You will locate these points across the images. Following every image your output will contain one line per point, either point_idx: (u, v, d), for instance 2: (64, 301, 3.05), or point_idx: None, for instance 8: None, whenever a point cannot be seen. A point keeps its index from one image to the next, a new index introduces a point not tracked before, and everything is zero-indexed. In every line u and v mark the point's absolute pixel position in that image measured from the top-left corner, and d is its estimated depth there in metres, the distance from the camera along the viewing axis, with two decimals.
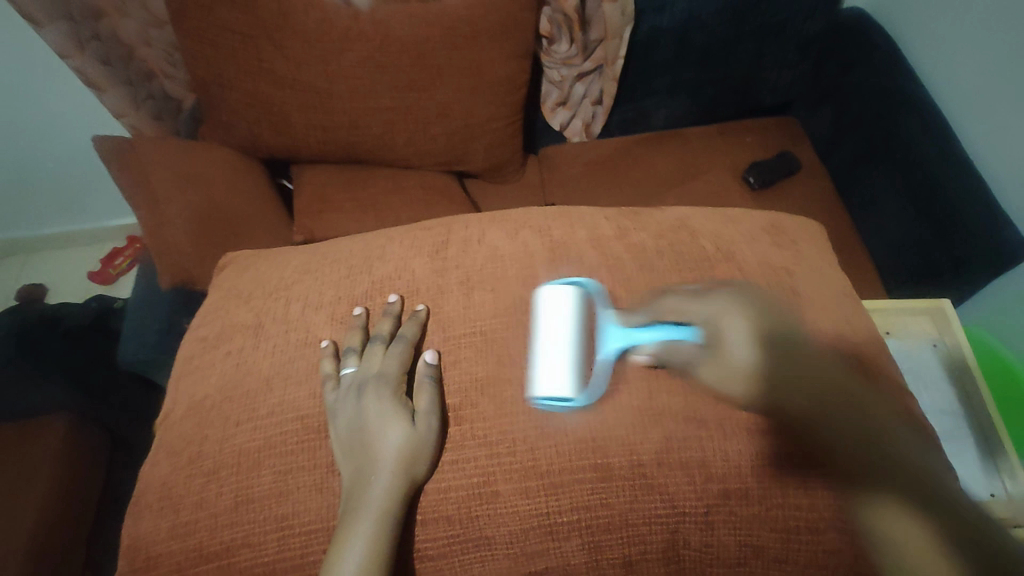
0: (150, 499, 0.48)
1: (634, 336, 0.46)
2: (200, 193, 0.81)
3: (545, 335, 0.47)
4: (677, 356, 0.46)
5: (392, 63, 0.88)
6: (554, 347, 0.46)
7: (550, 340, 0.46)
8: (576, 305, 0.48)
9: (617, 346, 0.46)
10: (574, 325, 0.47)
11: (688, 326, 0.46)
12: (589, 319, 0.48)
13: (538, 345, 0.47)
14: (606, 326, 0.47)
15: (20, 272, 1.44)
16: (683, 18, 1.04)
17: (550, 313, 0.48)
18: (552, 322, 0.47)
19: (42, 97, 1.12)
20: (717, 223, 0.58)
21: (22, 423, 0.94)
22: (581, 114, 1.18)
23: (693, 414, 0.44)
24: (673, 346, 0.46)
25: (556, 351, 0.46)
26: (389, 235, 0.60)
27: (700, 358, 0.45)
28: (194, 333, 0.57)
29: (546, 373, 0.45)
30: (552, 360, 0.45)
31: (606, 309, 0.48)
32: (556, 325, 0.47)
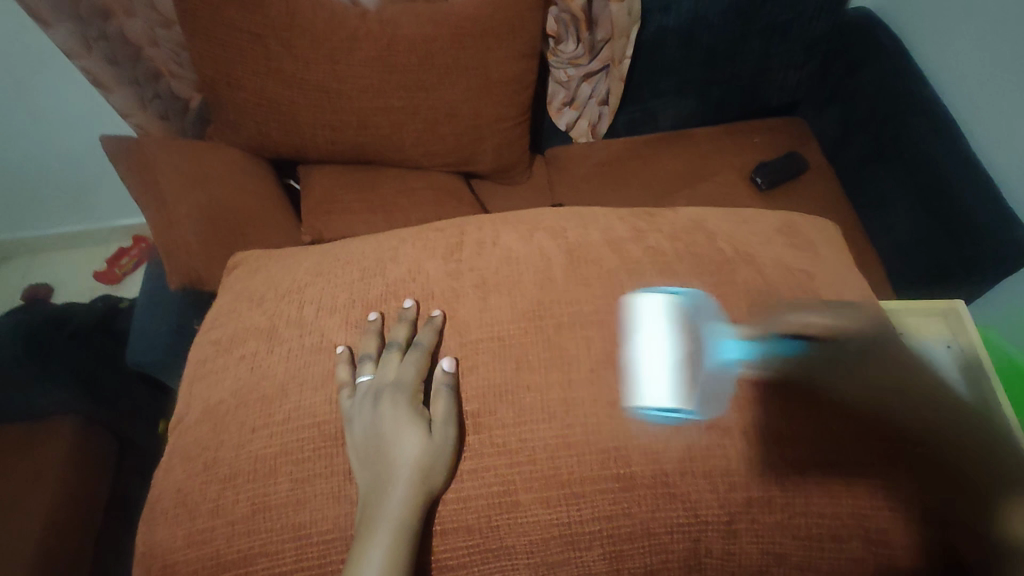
0: (165, 506, 0.47)
1: (747, 349, 0.46)
2: (209, 194, 0.81)
3: (643, 348, 0.47)
4: (793, 369, 0.46)
5: (399, 63, 0.88)
6: (652, 361, 0.46)
7: (648, 354, 0.46)
8: (675, 318, 0.48)
9: (724, 358, 0.46)
10: (676, 338, 0.47)
11: (798, 340, 0.46)
12: (694, 331, 0.47)
13: (636, 357, 0.46)
14: (720, 338, 0.47)
15: (26, 273, 1.44)
16: (691, 17, 1.03)
17: (646, 326, 0.47)
18: (650, 333, 0.47)
19: (47, 98, 1.11)
20: (733, 226, 0.57)
21: (32, 424, 0.94)
22: (589, 114, 1.18)
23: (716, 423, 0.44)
24: (789, 361, 0.46)
25: (655, 365, 0.46)
26: (401, 237, 0.59)
27: (815, 369, 0.46)
28: (206, 336, 0.57)
29: (648, 386, 0.45)
30: (653, 373, 0.45)
31: (712, 320, 0.48)
32: (652, 339, 0.47)
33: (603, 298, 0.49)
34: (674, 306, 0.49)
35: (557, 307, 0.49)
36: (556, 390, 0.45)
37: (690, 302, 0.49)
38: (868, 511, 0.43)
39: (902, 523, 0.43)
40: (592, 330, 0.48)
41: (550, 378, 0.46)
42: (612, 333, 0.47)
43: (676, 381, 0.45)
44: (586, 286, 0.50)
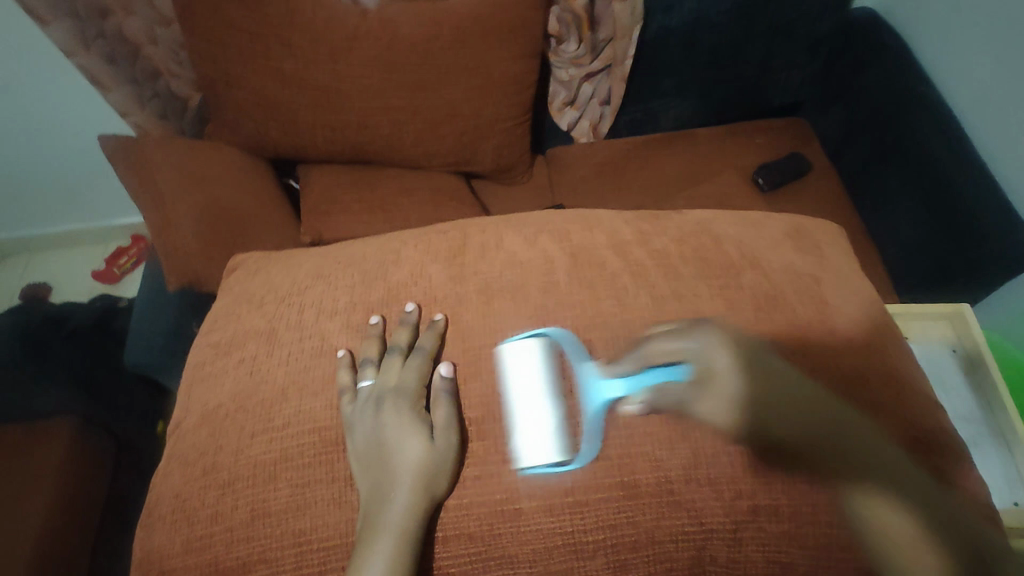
0: (163, 511, 0.47)
1: (619, 384, 0.44)
2: (207, 194, 0.80)
3: (516, 400, 0.44)
4: (670, 399, 0.43)
5: (400, 62, 0.87)
6: (530, 413, 0.44)
7: (522, 404, 0.44)
8: (540, 361, 0.45)
9: (602, 400, 0.44)
10: (548, 386, 0.45)
11: (679, 365, 0.43)
12: (556, 374, 0.45)
13: (512, 413, 0.44)
14: (587, 377, 0.45)
15: (26, 270, 1.43)
16: (694, 17, 1.03)
17: (516, 376, 0.45)
18: (525, 383, 0.45)
19: (43, 96, 1.11)
20: (739, 229, 0.57)
21: (30, 426, 0.94)
22: (591, 114, 1.17)
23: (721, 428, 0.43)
24: (661, 388, 0.43)
25: (528, 416, 0.44)
26: (403, 240, 0.59)
27: (689, 395, 0.43)
28: (205, 339, 0.56)
29: (533, 440, 0.43)
30: (535, 423, 0.43)
31: (582, 359, 0.46)
32: (520, 388, 0.45)
33: (607, 302, 0.49)
34: (680, 309, 0.48)
35: (560, 312, 0.48)
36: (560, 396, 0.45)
37: (556, 341, 0.47)
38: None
39: None
40: (596, 334, 0.47)
41: (554, 384, 0.45)
42: (616, 337, 0.47)
43: (548, 430, 0.43)
44: (590, 290, 0.50)
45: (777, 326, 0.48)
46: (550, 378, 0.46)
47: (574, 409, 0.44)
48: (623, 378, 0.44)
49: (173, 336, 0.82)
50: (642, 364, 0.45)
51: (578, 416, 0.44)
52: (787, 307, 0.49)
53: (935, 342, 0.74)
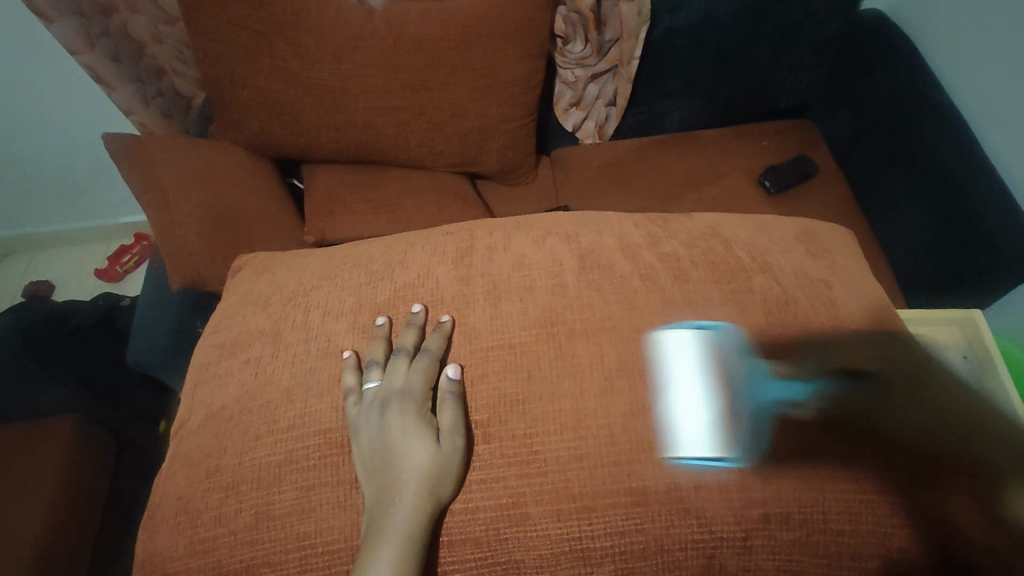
0: (166, 513, 0.46)
1: (784, 391, 0.43)
2: (211, 193, 0.80)
3: (668, 394, 0.44)
4: (842, 406, 0.43)
5: (407, 62, 0.87)
6: (682, 407, 0.43)
7: (674, 399, 0.44)
8: (699, 357, 0.45)
9: (769, 400, 0.43)
10: (711, 380, 0.44)
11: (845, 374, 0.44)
12: (722, 369, 0.45)
13: (663, 406, 0.44)
14: (760, 376, 0.44)
15: (28, 269, 1.43)
16: (701, 19, 1.02)
17: (670, 369, 0.45)
18: (686, 374, 0.45)
19: (48, 94, 1.10)
20: (750, 232, 0.56)
21: (30, 424, 0.94)
22: (596, 115, 1.17)
23: (732, 433, 0.43)
24: (834, 396, 0.43)
25: (680, 410, 0.43)
26: (410, 241, 0.58)
27: (859, 405, 0.43)
28: (210, 339, 0.55)
29: (686, 433, 0.43)
30: (688, 418, 0.43)
31: (749, 357, 0.45)
32: (671, 382, 0.44)
33: (616, 305, 0.48)
34: (690, 312, 0.48)
35: (569, 315, 0.48)
36: (568, 400, 0.44)
37: (722, 337, 0.46)
38: (891, 534, 0.42)
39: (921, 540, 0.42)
40: (604, 336, 0.47)
41: (562, 387, 0.45)
42: (625, 340, 0.46)
43: (705, 425, 0.43)
44: (599, 293, 0.49)
45: (788, 331, 0.47)
46: (559, 379, 0.45)
47: (732, 407, 0.43)
48: (791, 387, 0.44)
49: (175, 334, 0.81)
50: (802, 372, 0.44)
51: (737, 413, 0.43)
52: (798, 310, 0.48)
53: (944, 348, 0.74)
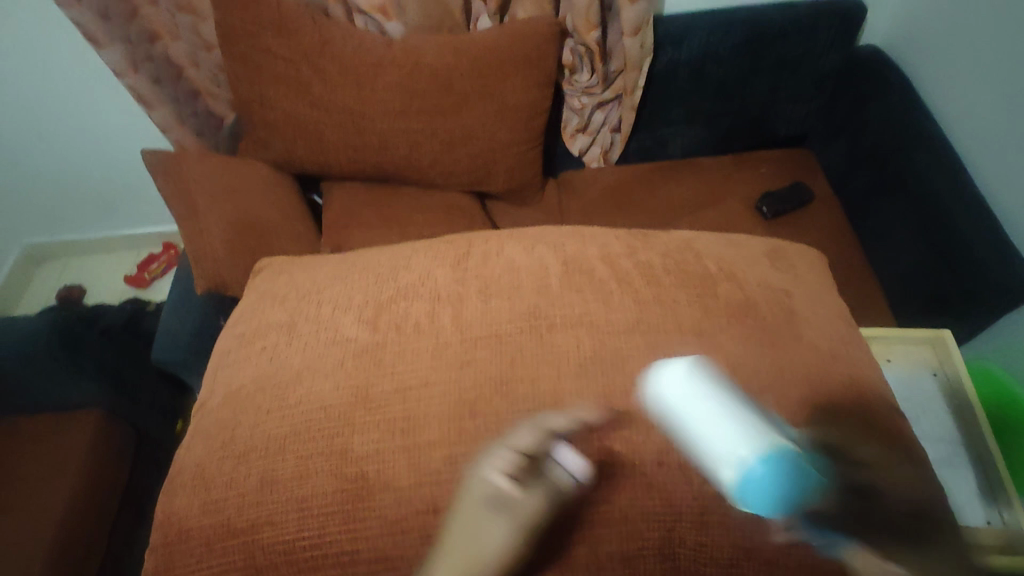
0: (183, 478, 0.51)
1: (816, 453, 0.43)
2: (237, 203, 0.88)
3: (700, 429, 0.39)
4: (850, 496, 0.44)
5: (423, 89, 0.94)
6: (717, 439, 0.38)
7: (707, 433, 0.39)
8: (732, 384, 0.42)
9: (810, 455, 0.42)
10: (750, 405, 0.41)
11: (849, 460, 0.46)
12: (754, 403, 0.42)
13: (716, 413, 0.39)
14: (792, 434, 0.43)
15: (64, 273, 1.52)
16: (701, 53, 1.11)
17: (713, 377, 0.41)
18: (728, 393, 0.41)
19: (90, 108, 1.23)
20: (723, 246, 0.62)
21: (60, 415, 1.02)
22: (601, 141, 1.24)
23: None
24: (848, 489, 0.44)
25: (716, 444, 0.38)
26: (414, 247, 0.64)
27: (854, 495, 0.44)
28: (231, 330, 0.61)
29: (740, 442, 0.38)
30: (738, 430, 0.38)
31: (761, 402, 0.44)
32: (696, 410, 0.40)
33: (594, 303, 0.54)
34: (659, 313, 0.53)
35: (552, 311, 0.53)
36: (547, 384, 0.49)
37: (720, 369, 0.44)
38: None
39: None
40: (582, 330, 0.52)
41: (542, 372, 0.50)
42: (602, 335, 0.52)
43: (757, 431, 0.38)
44: (580, 293, 0.55)
45: (748, 331, 0.52)
46: (540, 368, 0.50)
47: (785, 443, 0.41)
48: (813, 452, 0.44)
49: (196, 334, 0.89)
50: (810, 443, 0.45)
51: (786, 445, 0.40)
52: (759, 313, 0.54)
53: (919, 364, 0.80)
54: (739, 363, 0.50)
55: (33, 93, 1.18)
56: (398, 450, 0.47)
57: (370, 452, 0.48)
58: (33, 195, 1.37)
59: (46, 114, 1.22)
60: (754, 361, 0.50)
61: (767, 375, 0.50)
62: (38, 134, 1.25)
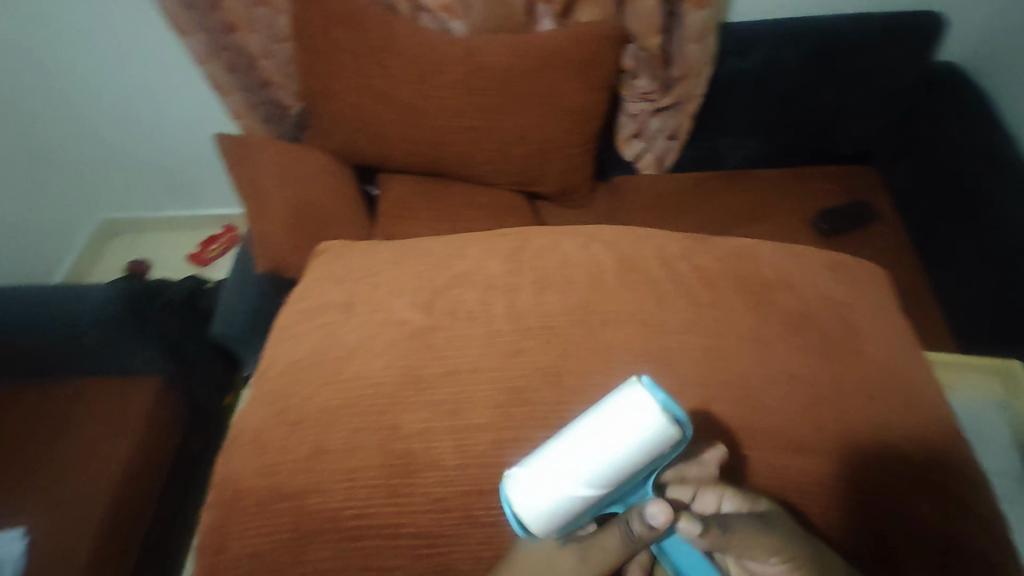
0: (243, 441, 0.53)
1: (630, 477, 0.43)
2: (299, 188, 0.92)
3: (593, 465, 0.37)
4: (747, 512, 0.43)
5: (482, 87, 0.96)
6: (627, 446, 0.37)
7: (599, 457, 0.37)
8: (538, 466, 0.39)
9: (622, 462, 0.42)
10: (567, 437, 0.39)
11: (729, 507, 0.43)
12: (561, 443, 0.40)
13: (607, 457, 0.37)
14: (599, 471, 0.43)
15: (133, 247, 1.61)
16: (765, 64, 1.10)
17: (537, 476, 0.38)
18: (573, 461, 0.38)
19: (168, 91, 1.30)
20: (782, 255, 0.60)
21: (123, 379, 1.09)
22: (656, 148, 1.22)
23: (747, 425, 0.47)
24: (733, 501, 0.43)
25: (610, 452, 0.37)
26: (471, 238, 0.65)
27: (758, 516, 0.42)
28: (293, 305, 0.64)
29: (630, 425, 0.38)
30: (617, 431, 0.37)
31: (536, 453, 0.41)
32: (563, 468, 0.37)
33: (647, 302, 0.54)
34: (712, 316, 0.53)
35: (604, 307, 0.54)
36: (595, 378, 0.50)
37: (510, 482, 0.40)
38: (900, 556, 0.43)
39: (919, 555, 0.43)
40: (634, 328, 0.52)
41: (591, 366, 0.50)
42: (653, 334, 0.52)
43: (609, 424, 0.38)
44: (633, 291, 0.55)
45: (801, 343, 0.51)
46: (589, 362, 0.50)
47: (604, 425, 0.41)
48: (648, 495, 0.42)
49: (253, 312, 0.92)
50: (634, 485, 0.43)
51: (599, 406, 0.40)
52: (816, 323, 0.53)
53: (986, 396, 0.76)
54: (791, 373, 0.50)
55: (119, 75, 1.26)
56: (445, 430, 0.49)
57: (419, 429, 0.49)
58: (113, 172, 1.47)
59: (129, 95, 1.31)
60: (806, 370, 0.50)
61: (822, 389, 0.49)
62: (118, 113, 1.34)
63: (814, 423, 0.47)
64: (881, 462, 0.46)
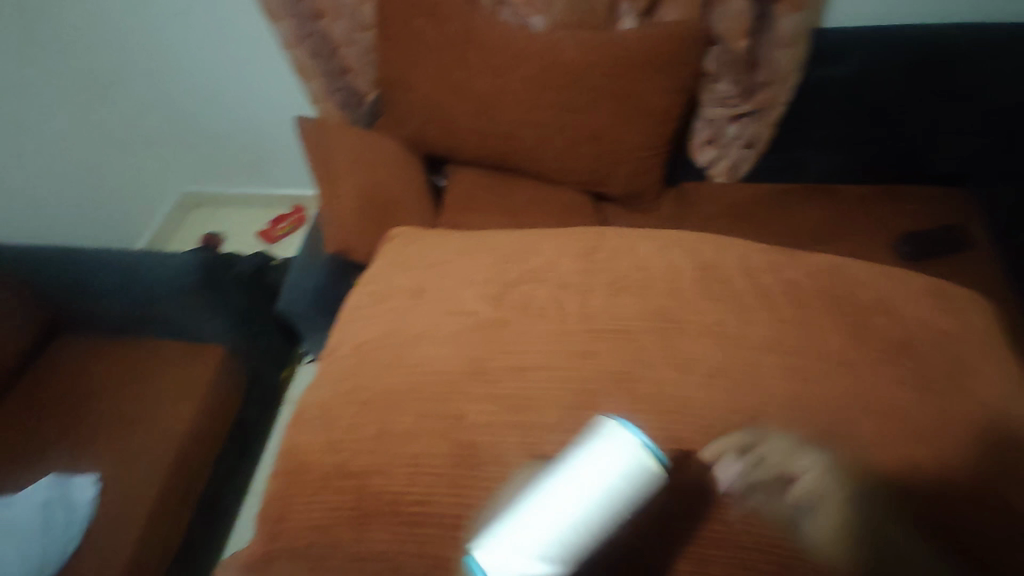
0: (310, 416, 0.54)
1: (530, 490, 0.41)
2: (371, 174, 0.93)
3: (582, 526, 0.35)
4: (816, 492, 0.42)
5: (558, 83, 0.95)
6: (616, 498, 0.36)
7: (575, 509, 0.36)
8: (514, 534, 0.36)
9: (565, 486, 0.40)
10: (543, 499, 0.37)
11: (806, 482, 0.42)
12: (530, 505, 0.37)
13: (596, 513, 0.36)
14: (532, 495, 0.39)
15: (212, 218, 1.68)
16: (857, 73, 1.05)
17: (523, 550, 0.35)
18: (561, 527, 0.35)
19: (252, 72, 1.36)
20: (877, 276, 0.57)
21: (192, 345, 1.13)
22: (729, 155, 1.16)
23: (836, 467, 0.42)
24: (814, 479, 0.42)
25: (599, 509, 0.36)
26: (545, 234, 0.65)
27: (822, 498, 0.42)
28: (364, 288, 0.65)
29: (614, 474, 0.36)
30: (605, 484, 0.36)
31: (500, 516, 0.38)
32: (545, 521, 0.36)
33: (729, 314, 0.52)
34: (797, 334, 0.50)
35: (682, 315, 0.52)
36: (669, 387, 0.48)
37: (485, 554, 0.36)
38: None
39: None
40: (712, 340, 0.50)
41: (665, 375, 0.48)
42: (734, 348, 0.49)
43: (593, 481, 0.36)
44: (714, 302, 0.53)
45: (893, 368, 0.48)
46: (665, 371, 0.49)
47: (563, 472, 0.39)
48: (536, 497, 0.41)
49: (319, 292, 0.95)
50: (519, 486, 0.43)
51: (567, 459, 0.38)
52: (914, 351, 0.50)
53: None
54: (882, 404, 0.46)
55: (212, 56, 1.34)
56: (511, 426, 0.48)
57: (484, 421, 0.49)
58: (198, 149, 1.56)
59: (219, 74, 1.38)
60: (895, 397, 0.47)
61: (916, 422, 0.45)
62: (208, 92, 1.42)
63: (906, 473, 0.43)
64: (959, 553, 0.40)
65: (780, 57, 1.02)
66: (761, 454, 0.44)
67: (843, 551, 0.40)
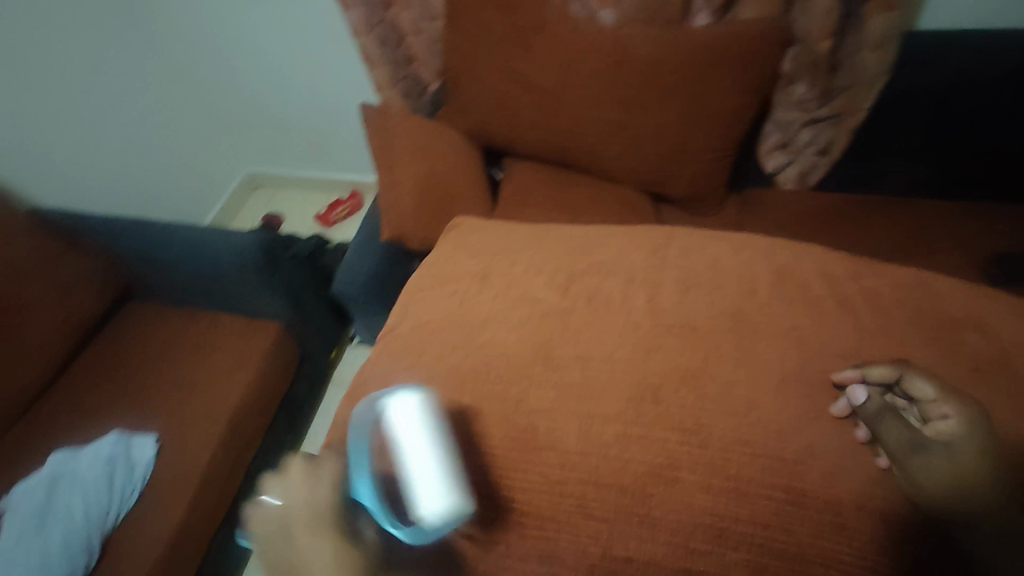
0: (365, 390, 0.55)
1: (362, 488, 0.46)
2: (432, 162, 0.94)
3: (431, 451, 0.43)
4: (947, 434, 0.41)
5: (627, 76, 0.92)
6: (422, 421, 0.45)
7: (423, 447, 0.43)
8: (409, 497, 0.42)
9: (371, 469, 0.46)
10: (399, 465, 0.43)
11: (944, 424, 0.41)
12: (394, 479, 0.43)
13: (424, 435, 0.44)
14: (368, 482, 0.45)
15: (273, 199, 1.75)
16: (953, 78, 0.97)
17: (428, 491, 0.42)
18: (421, 460, 0.43)
19: (320, 60, 1.39)
20: (969, 294, 0.53)
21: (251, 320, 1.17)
22: (802, 161, 1.10)
23: (976, 422, 0.40)
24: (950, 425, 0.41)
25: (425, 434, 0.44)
26: (611, 229, 0.63)
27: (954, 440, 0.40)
28: (425, 270, 0.65)
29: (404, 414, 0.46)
30: (412, 423, 0.45)
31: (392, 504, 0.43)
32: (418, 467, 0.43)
33: (806, 318, 0.49)
34: (884, 345, 0.47)
35: (755, 317, 0.49)
36: (740, 389, 0.45)
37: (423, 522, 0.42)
38: None
39: None
40: (788, 345, 0.47)
41: (736, 376, 0.46)
42: (811, 355, 0.47)
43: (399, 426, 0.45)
44: (791, 305, 0.50)
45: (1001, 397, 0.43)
46: (736, 373, 0.46)
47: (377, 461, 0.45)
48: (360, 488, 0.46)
49: (373, 276, 0.95)
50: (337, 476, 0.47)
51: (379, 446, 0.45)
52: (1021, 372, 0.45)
53: None
54: None
55: (283, 42, 1.37)
56: (569, 416, 0.47)
57: (543, 408, 0.48)
58: (266, 130, 1.61)
59: (289, 59, 1.41)
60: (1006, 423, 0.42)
61: None
62: (279, 76, 1.46)
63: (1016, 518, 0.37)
64: None
65: (866, 59, 0.95)
66: (905, 393, 0.43)
67: (941, 490, 0.39)
